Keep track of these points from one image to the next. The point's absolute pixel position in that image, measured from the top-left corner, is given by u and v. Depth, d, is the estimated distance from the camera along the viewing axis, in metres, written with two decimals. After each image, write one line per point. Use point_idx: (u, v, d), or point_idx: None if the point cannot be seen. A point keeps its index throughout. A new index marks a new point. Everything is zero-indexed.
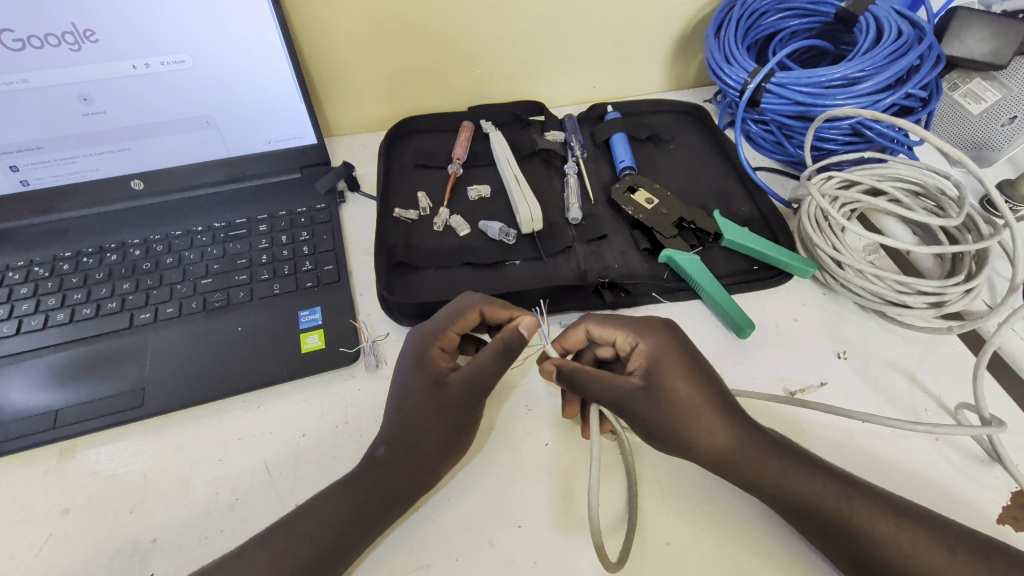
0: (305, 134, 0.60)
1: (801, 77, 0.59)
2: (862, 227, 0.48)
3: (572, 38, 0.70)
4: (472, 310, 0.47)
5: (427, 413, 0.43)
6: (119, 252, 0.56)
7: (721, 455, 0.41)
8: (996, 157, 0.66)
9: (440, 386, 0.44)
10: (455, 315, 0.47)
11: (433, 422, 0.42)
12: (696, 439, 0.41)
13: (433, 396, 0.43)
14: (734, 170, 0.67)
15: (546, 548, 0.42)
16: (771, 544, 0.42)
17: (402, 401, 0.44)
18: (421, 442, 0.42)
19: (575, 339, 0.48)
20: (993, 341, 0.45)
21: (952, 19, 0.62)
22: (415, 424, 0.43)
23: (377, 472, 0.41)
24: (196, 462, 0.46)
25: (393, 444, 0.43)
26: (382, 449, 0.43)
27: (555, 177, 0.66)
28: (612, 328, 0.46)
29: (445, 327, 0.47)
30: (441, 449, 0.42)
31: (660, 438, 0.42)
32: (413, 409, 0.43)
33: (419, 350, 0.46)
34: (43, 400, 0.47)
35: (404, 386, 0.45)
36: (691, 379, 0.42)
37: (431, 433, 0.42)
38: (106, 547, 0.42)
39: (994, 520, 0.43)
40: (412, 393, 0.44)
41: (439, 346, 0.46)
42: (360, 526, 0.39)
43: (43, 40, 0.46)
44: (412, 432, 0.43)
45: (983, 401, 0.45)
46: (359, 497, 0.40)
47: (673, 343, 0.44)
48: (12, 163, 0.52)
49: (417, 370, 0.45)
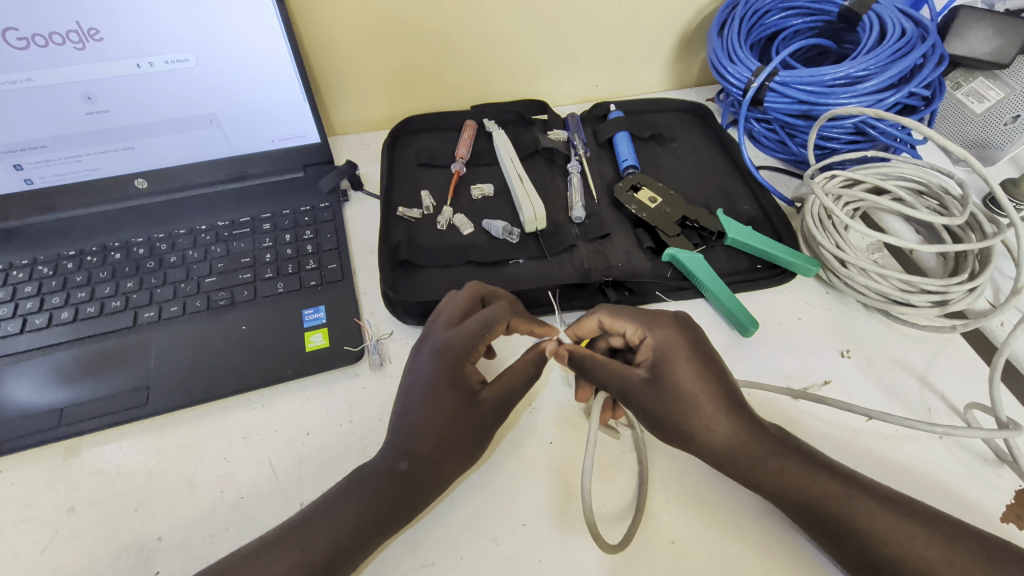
0: (308, 133, 0.60)
1: (804, 76, 0.59)
2: (865, 227, 0.48)
3: (573, 38, 0.70)
4: (502, 325, 0.45)
5: (460, 431, 0.42)
6: (122, 252, 0.56)
7: (723, 450, 0.41)
8: (999, 156, 0.65)
9: (475, 405, 0.43)
10: (487, 327, 0.45)
11: (466, 439, 0.42)
12: (698, 435, 0.41)
13: (469, 414, 0.42)
14: (737, 169, 0.67)
15: (550, 546, 0.42)
16: (776, 543, 0.42)
17: (431, 416, 0.42)
18: (447, 460, 0.41)
19: (588, 328, 0.48)
20: (1004, 351, 0.45)
21: (954, 19, 0.62)
22: (447, 443, 0.41)
23: (402, 488, 0.40)
24: (201, 460, 0.46)
25: (418, 459, 0.41)
26: (405, 463, 0.40)
27: (557, 176, 0.66)
28: (624, 320, 0.46)
29: (479, 341, 0.44)
30: (463, 463, 0.42)
31: (664, 430, 0.42)
32: (445, 422, 0.42)
33: (452, 363, 0.44)
34: (49, 398, 0.47)
35: (435, 401, 0.42)
36: (697, 374, 0.42)
37: (458, 448, 0.42)
38: (112, 545, 0.42)
39: (997, 518, 0.43)
40: (444, 409, 0.42)
41: (471, 359, 0.45)
42: (373, 533, 0.39)
43: (47, 39, 0.46)
44: (430, 448, 0.41)
45: (999, 404, 0.45)
46: (381, 505, 0.39)
47: (682, 337, 0.43)
48: (17, 163, 0.52)
49: (449, 386, 0.43)
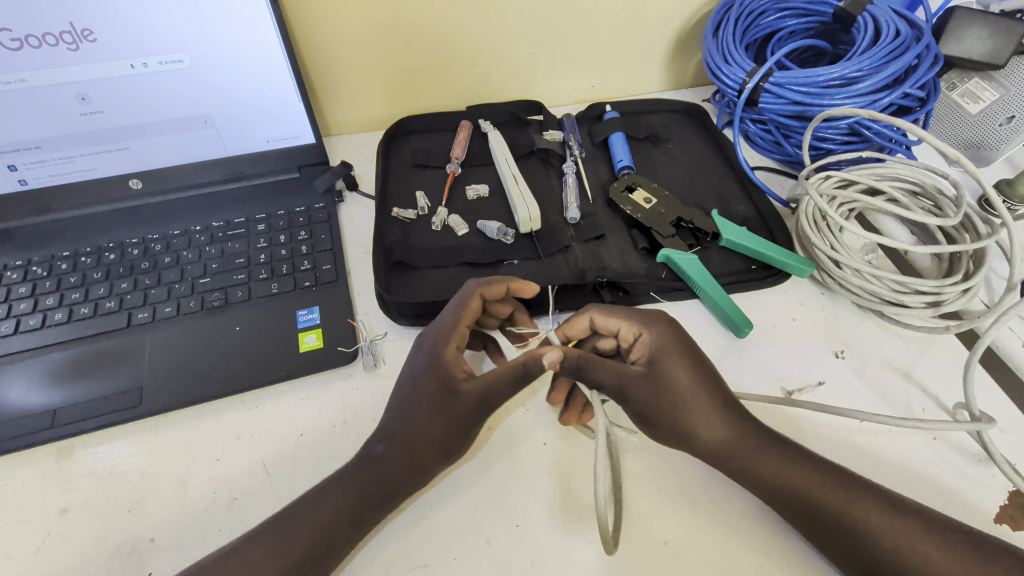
0: (304, 133, 0.60)
1: (799, 77, 0.59)
2: (858, 228, 0.49)
3: (569, 39, 0.70)
4: (475, 296, 0.47)
5: (437, 420, 0.42)
6: (116, 252, 0.56)
7: (718, 445, 0.41)
8: (995, 156, 0.65)
9: (453, 395, 0.43)
10: (462, 308, 0.47)
11: (443, 428, 0.42)
12: (696, 432, 0.41)
13: (446, 403, 0.43)
14: (732, 170, 0.67)
15: (542, 548, 0.42)
16: (768, 544, 0.42)
17: (412, 404, 0.43)
18: (422, 449, 0.42)
19: (578, 328, 0.48)
20: (987, 337, 0.45)
21: (950, 19, 0.62)
22: (425, 431, 0.42)
23: (378, 471, 0.41)
24: (195, 461, 0.46)
25: (394, 444, 0.42)
26: (381, 447, 0.42)
27: (553, 176, 0.66)
28: (617, 318, 0.46)
29: (456, 324, 0.46)
30: (442, 456, 0.42)
31: (656, 427, 0.42)
32: (424, 409, 0.43)
33: (434, 352, 0.45)
34: (42, 399, 0.47)
35: (416, 388, 0.44)
36: (693, 371, 0.42)
37: (436, 437, 0.42)
38: (104, 546, 0.42)
39: (991, 519, 0.43)
40: (424, 396, 0.43)
41: (452, 345, 0.46)
42: (353, 527, 0.39)
43: (41, 40, 0.46)
44: (409, 434, 0.42)
45: (973, 398, 0.46)
46: (359, 490, 0.40)
47: (676, 336, 0.44)
48: (11, 163, 0.52)
49: (430, 373, 0.44)
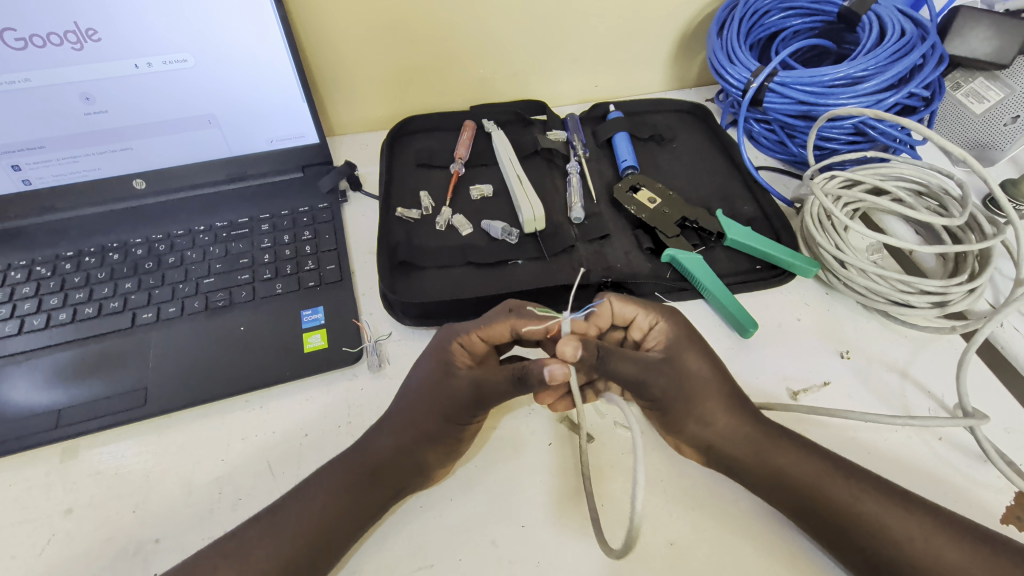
0: (307, 133, 0.60)
1: (804, 77, 0.59)
2: (864, 227, 0.48)
3: (573, 38, 0.70)
4: (501, 320, 0.45)
5: (424, 400, 0.44)
6: (120, 252, 0.56)
7: (725, 430, 0.43)
8: (999, 156, 0.65)
9: (445, 382, 0.44)
10: (485, 320, 0.46)
11: (429, 411, 0.44)
12: (708, 416, 0.43)
13: (433, 386, 0.44)
14: (736, 170, 0.67)
15: (548, 548, 0.42)
16: (774, 544, 0.42)
17: (412, 383, 0.46)
18: (410, 427, 0.44)
19: (602, 318, 0.47)
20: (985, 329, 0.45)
21: (954, 19, 0.62)
22: (415, 410, 0.44)
23: (369, 448, 0.43)
24: (199, 461, 0.46)
25: (387, 424, 0.44)
26: (377, 429, 0.45)
27: (556, 176, 0.66)
28: (634, 306, 0.47)
29: (471, 327, 0.46)
30: (428, 441, 0.43)
31: (668, 415, 0.44)
32: (417, 389, 0.45)
33: (441, 342, 0.46)
34: (46, 399, 0.47)
35: (417, 369, 0.46)
36: (704, 359, 0.45)
37: (422, 419, 0.44)
38: (109, 547, 0.42)
39: (996, 519, 0.43)
40: (421, 376, 0.45)
41: (460, 343, 0.46)
42: (353, 522, 0.40)
43: (45, 40, 0.46)
44: (403, 415, 0.44)
45: (965, 394, 0.46)
46: (350, 470, 0.42)
47: (687, 327, 0.47)
48: (14, 163, 0.52)
49: (431, 359, 0.46)
